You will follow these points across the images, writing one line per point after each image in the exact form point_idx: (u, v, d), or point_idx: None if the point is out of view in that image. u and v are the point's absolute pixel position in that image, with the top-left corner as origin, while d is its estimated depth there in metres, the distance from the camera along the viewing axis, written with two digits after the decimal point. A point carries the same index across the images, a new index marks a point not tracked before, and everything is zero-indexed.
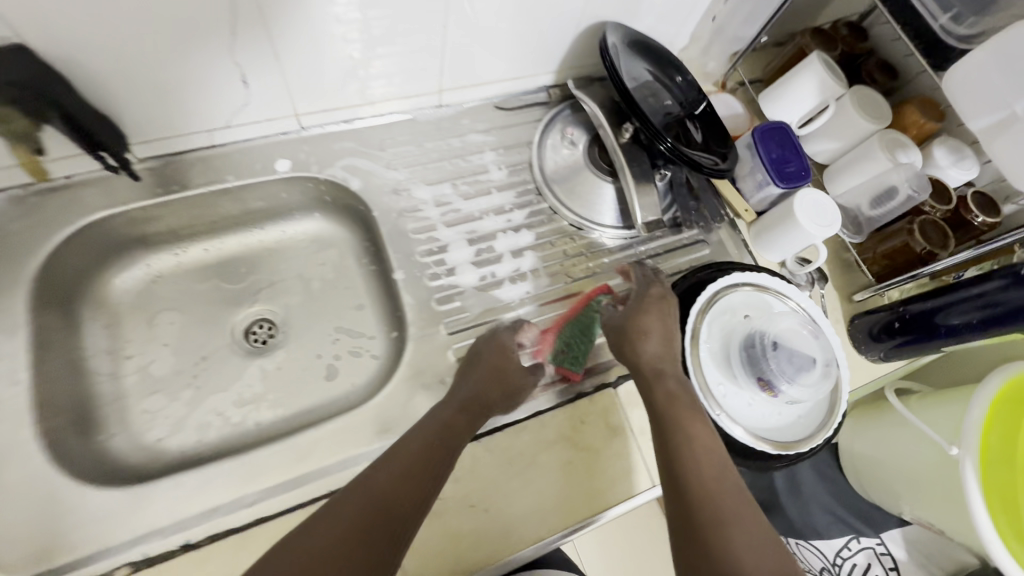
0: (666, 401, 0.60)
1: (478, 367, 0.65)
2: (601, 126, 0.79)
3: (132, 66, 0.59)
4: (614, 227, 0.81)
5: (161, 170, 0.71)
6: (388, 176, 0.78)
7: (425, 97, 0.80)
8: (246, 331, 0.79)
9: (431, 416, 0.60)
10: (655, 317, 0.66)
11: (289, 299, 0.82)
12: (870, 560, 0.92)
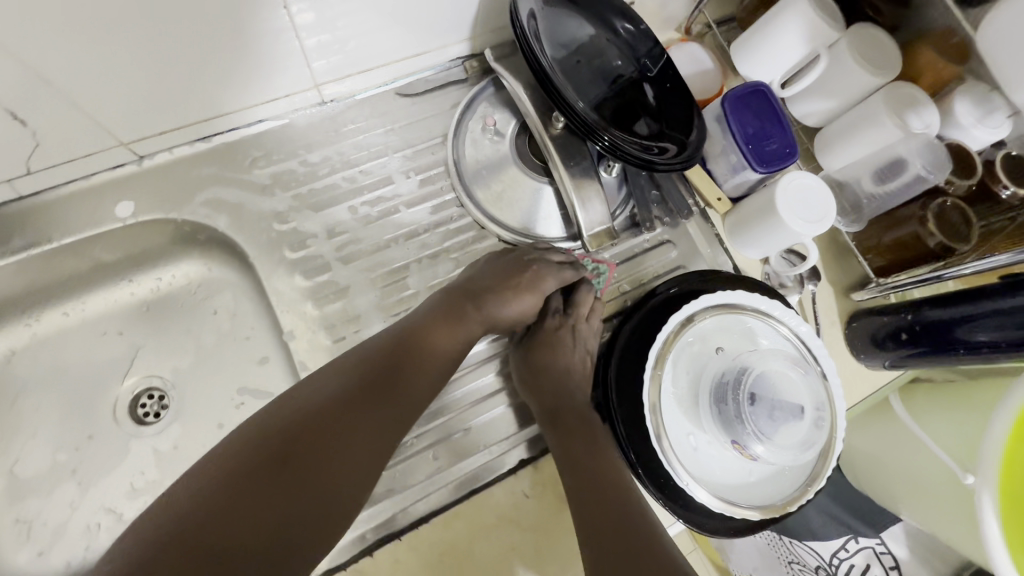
0: (575, 438, 0.56)
1: (500, 280, 0.58)
2: (527, 113, 0.61)
3: None
4: (558, 239, 0.66)
5: None
6: (264, 206, 0.62)
7: (298, 96, 0.61)
8: (132, 406, 0.66)
9: (398, 327, 0.53)
10: (556, 340, 0.62)
11: (178, 361, 0.68)
12: (869, 561, 0.80)
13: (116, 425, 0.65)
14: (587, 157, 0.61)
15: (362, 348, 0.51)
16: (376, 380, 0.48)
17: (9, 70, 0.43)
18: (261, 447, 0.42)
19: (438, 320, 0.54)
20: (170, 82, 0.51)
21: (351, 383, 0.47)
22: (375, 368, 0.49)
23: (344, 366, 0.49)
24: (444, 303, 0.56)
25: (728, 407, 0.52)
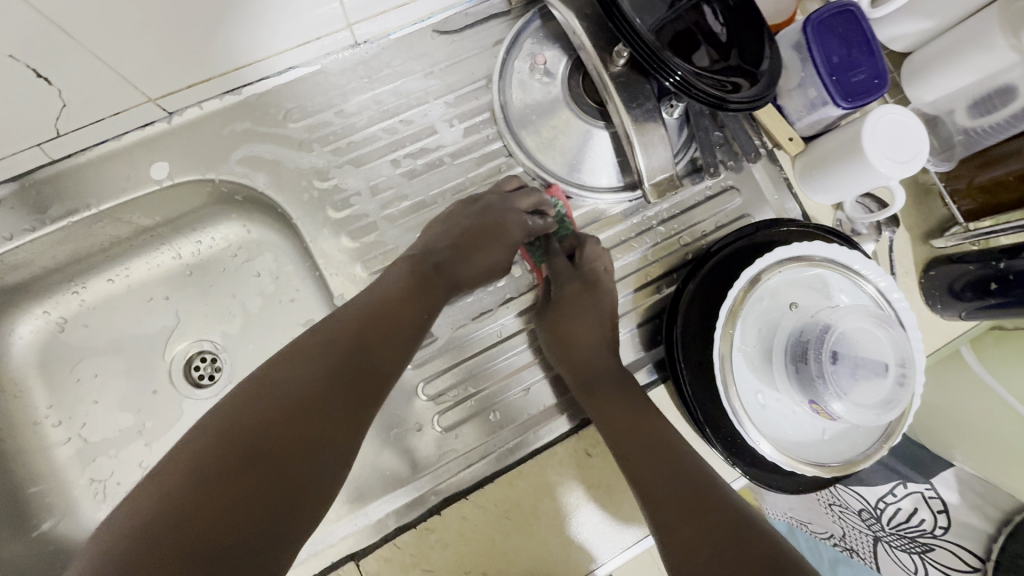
0: (610, 402, 0.55)
1: (462, 247, 0.54)
2: (582, 47, 0.55)
3: None
4: (613, 189, 0.61)
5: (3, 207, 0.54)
6: (303, 162, 0.58)
7: (330, 39, 0.56)
8: (187, 367, 0.67)
9: (356, 307, 0.48)
10: (569, 306, 0.59)
11: (227, 325, 0.68)
12: (918, 506, 0.69)
13: (173, 388, 0.66)
14: (650, 96, 0.55)
15: (320, 330, 0.47)
16: (337, 371, 0.44)
17: (28, 20, 0.38)
18: (216, 452, 0.38)
19: (402, 296, 0.50)
20: (200, 31, 0.47)
21: (311, 374, 0.43)
22: (335, 357, 0.45)
23: (303, 355, 0.44)
24: (413, 277, 0.51)
25: (806, 365, 0.50)
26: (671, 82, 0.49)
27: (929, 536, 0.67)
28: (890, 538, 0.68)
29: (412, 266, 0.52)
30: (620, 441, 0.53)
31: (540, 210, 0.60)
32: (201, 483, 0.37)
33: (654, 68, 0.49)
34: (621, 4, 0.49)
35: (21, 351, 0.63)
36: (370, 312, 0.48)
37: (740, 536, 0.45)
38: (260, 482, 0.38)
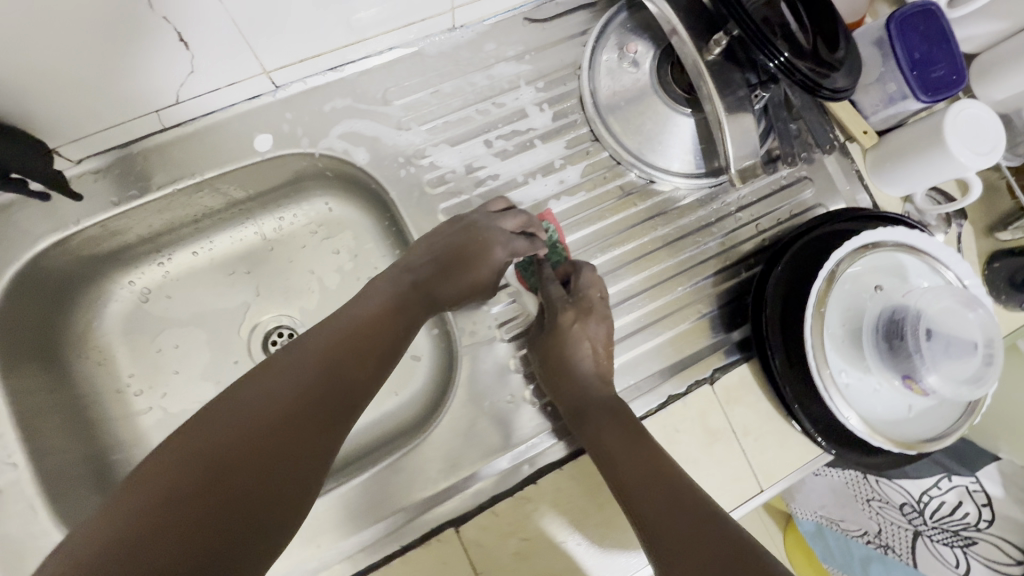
0: (600, 424, 0.52)
1: (443, 274, 0.53)
2: (675, 33, 0.57)
3: (17, 54, 0.39)
4: (695, 175, 0.63)
5: (109, 174, 0.55)
6: (401, 140, 0.59)
7: (432, 21, 0.58)
8: (265, 342, 0.67)
9: (332, 328, 0.47)
10: (569, 337, 0.55)
11: (305, 301, 0.68)
12: (961, 499, 0.73)
13: (254, 361, 0.66)
14: (743, 83, 0.58)
15: (295, 350, 0.45)
16: (310, 395, 0.42)
17: None
18: (174, 472, 0.35)
19: (378, 321, 0.49)
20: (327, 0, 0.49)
21: (281, 397, 0.41)
22: (309, 380, 0.43)
23: (273, 375, 0.43)
24: (388, 303, 0.50)
25: (902, 343, 0.52)
26: (777, 63, 0.51)
27: (971, 529, 0.72)
28: (931, 531, 0.73)
29: (391, 290, 0.51)
30: (615, 464, 0.49)
31: (530, 232, 0.57)
32: (159, 517, 0.33)
33: (762, 49, 0.51)
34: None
35: (108, 319, 0.63)
36: (346, 334, 0.47)
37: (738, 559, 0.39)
38: (219, 507, 0.35)
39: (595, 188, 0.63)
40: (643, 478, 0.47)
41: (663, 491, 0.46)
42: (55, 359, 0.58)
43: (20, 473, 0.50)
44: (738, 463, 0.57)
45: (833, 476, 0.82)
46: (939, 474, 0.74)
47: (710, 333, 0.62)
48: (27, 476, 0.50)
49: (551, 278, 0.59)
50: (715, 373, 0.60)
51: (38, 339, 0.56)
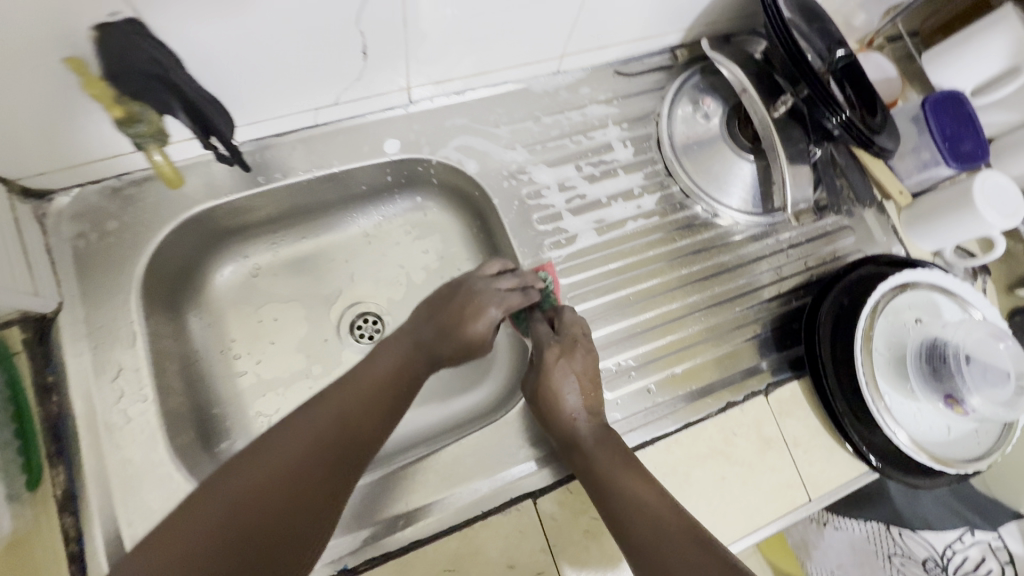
0: (591, 450, 0.53)
1: (440, 335, 0.54)
2: (746, 92, 0.68)
3: (247, 45, 0.49)
4: (753, 213, 0.73)
5: (260, 156, 0.63)
6: (506, 157, 0.69)
7: (543, 64, 0.70)
8: (352, 325, 0.73)
9: (345, 390, 0.48)
10: (555, 375, 0.56)
11: (393, 292, 0.75)
12: (984, 556, 0.70)
13: (342, 341, 0.72)
14: (802, 138, 0.68)
15: (309, 413, 0.47)
16: (323, 459, 0.45)
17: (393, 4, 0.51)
18: (203, 555, 0.38)
19: (388, 382, 0.51)
20: (473, 36, 0.60)
21: (308, 453, 0.44)
22: (324, 442, 0.45)
23: (288, 439, 0.44)
24: (392, 364, 0.52)
25: (944, 365, 0.60)
26: (838, 121, 0.62)
27: None
28: None
29: (395, 349, 0.53)
30: (606, 492, 0.50)
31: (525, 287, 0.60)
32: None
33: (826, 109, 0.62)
34: (809, 59, 0.61)
35: (219, 287, 0.69)
36: (368, 390, 0.49)
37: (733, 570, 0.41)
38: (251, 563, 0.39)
39: (666, 216, 0.72)
40: (631, 503, 0.48)
41: (653, 515, 0.47)
42: (176, 314, 0.64)
43: (145, 404, 0.54)
44: (789, 471, 0.62)
45: (852, 531, 0.77)
46: (961, 528, 0.71)
47: (764, 352, 0.68)
48: (149, 407, 0.55)
49: (542, 322, 0.62)
50: (769, 386, 0.66)
51: (167, 292, 0.63)
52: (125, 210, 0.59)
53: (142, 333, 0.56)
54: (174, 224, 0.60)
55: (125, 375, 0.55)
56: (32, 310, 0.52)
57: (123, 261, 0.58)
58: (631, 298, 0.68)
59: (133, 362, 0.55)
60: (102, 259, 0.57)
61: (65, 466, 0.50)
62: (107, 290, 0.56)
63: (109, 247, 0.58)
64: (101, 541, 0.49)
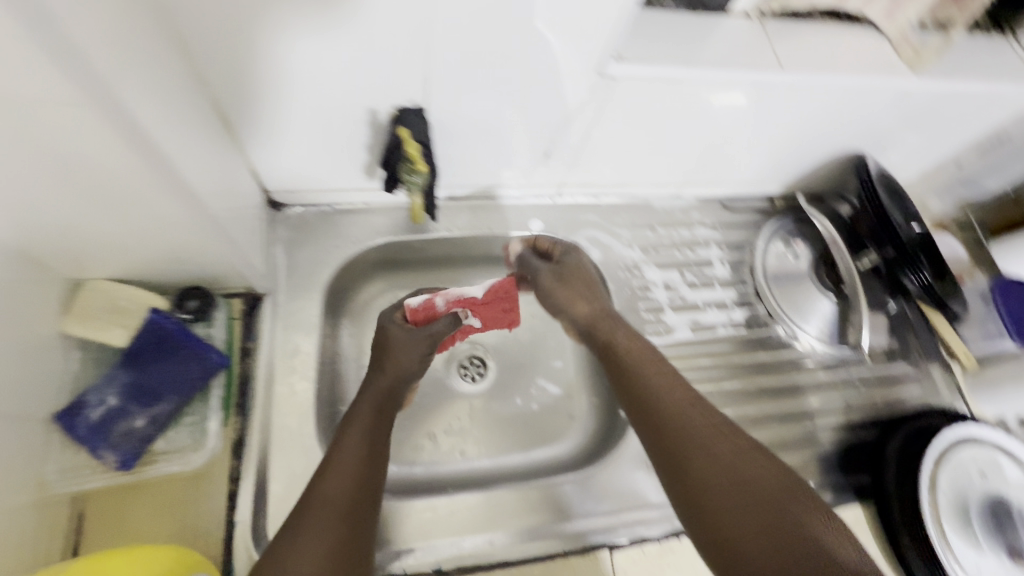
0: (643, 374, 0.60)
1: (385, 400, 0.60)
2: (835, 242, 0.82)
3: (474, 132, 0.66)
4: (827, 344, 0.82)
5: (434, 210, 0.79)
6: (624, 253, 0.83)
7: (668, 188, 0.86)
8: (459, 364, 0.83)
9: (339, 459, 0.53)
10: (574, 292, 0.68)
11: (500, 343, 0.86)
12: None
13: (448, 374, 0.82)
14: (880, 290, 0.80)
15: (321, 483, 0.51)
16: (346, 502, 0.50)
17: (583, 126, 0.68)
18: None
19: (371, 423, 0.57)
20: (625, 157, 0.76)
21: (345, 486, 0.51)
22: (346, 493, 0.51)
23: (320, 508, 0.49)
24: (363, 425, 0.57)
25: (1007, 520, 0.66)
26: (917, 279, 0.76)
27: None
28: None
29: (369, 418, 0.57)
30: (655, 418, 0.57)
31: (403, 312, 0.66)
32: None
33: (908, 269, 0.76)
34: (897, 228, 0.77)
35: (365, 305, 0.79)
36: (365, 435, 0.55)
37: (780, 511, 0.48)
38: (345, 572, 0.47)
39: (750, 330, 0.82)
40: (694, 445, 0.54)
41: (710, 455, 0.53)
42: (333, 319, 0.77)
43: (308, 384, 0.63)
44: None
45: None
46: None
47: (831, 472, 0.74)
48: (309, 388, 0.63)
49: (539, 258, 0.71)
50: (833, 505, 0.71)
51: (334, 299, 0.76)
52: (326, 228, 0.73)
53: (317, 326, 0.67)
54: (356, 247, 0.73)
55: (297, 358, 0.65)
56: (253, 289, 0.65)
57: (314, 269, 0.71)
58: (713, 393, 0.76)
59: (305, 346, 0.66)
60: (300, 262, 0.70)
61: (244, 421, 0.59)
62: (301, 288, 0.69)
63: (308, 254, 0.71)
64: (251, 489, 0.57)
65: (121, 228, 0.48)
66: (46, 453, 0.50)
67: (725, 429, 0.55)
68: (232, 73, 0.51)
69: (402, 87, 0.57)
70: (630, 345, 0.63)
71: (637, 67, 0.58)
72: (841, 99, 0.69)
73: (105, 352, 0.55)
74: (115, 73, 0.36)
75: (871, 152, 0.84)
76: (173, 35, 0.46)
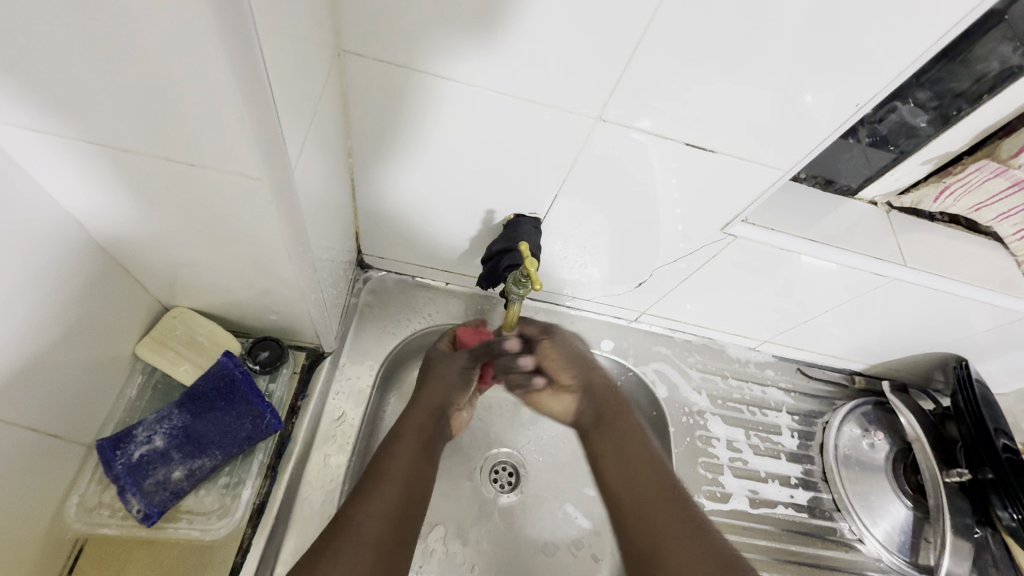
0: (631, 464, 0.63)
1: (422, 431, 0.60)
2: (920, 443, 0.74)
3: (574, 244, 0.65)
4: (899, 558, 0.73)
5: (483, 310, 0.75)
6: (691, 397, 0.79)
7: (747, 340, 0.82)
8: (490, 470, 0.75)
9: (371, 497, 0.51)
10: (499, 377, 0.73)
11: (537, 455, 0.77)
12: None
13: (476, 475, 0.74)
14: (968, 514, 0.71)
15: (359, 513, 0.49)
16: (377, 530, 0.49)
17: (689, 268, 0.67)
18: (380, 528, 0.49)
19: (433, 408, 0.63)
20: (716, 300, 0.73)
21: (405, 451, 0.57)
22: (379, 523, 0.49)
23: (355, 530, 0.47)
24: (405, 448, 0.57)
25: None
26: (1018, 516, 0.67)
27: None
28: None
29: None
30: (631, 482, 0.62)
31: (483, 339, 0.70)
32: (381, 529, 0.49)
33: (1010, 502, 0.68)
34: (1004, 454, 0.70)
35: (416, 379, 0.73)
36: (420, 412, 0.62)
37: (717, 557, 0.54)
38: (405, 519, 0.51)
39: (812, 516, 0.75)
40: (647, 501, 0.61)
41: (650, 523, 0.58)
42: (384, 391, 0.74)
43: (345, 458, 0.59)
44: None
45: None
46: None
47: None
48: (345, 462, 0.59)
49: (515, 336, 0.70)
50: None
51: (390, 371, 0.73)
52: (403, 298, 0.72)
53: (367, 397, 0.64)
54: (428, 323, 0.72)
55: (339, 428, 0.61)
56: (322, 347, 0.62)
57: (380, 339, 0.69)
58: None
59: (353, 415, 0.62)
60: (368, 330, 0.69)
61: (271, 481, 0.54)
62: (363, 353, 0.67)
63: (377, 321, 0.70)
64: (255, 567, 0.50)
65: (235, 276, 0.48)
66: (73, 482, 0.47)
67: (676, 499, 0.60)
68: (379, 153, 0.53)
69: (529, 202, 0.58)
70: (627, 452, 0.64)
71: (761, 230, 0.60)
72: (956, 306, 0.67)
73: (166, 383, 0.54)
74: (301, 163, 0.37)
75: (971, 356, 0.80)
76: (344, 117, 0.49)
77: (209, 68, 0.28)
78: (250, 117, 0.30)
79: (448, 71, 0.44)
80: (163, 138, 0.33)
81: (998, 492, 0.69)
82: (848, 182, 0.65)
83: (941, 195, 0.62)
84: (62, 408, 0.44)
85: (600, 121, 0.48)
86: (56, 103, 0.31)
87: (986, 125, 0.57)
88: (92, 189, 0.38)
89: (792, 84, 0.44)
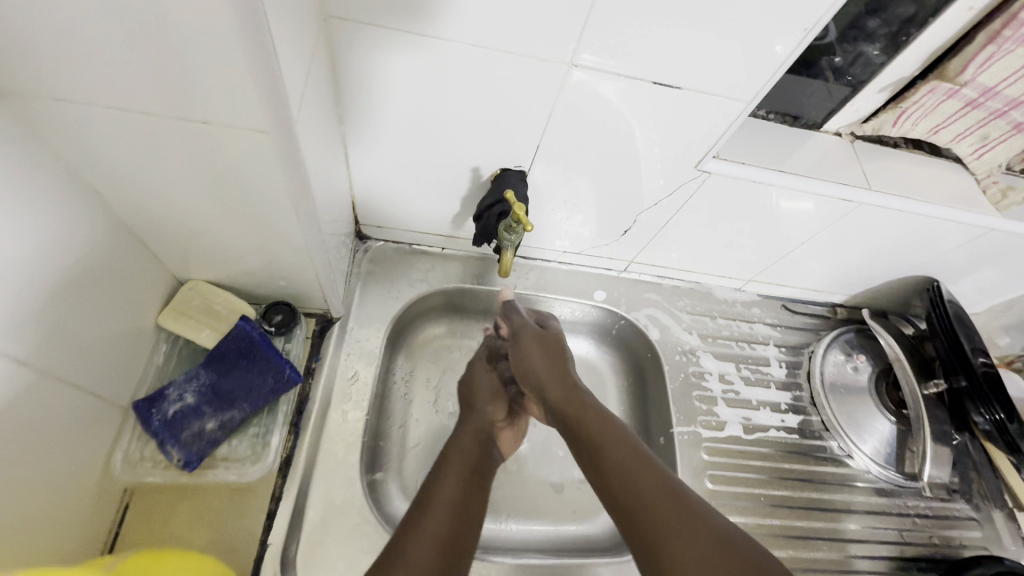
0: (606, 443, 0.57)
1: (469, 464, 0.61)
2: (897, 360, 0.79)
3: (558, 197, 0.68)
4: (887, 468, 0.78)
5: (479, 265, 0.78)
6: (683, 337, 0.83)
7: (731, 281, 0.86)
8: None
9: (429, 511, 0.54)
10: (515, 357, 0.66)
11: None
12: None
13: None
14: (947, 422, 0.76)
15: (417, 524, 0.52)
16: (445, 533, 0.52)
17: (670, 211, 0.70)
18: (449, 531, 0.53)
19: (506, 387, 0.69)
20: (699, 242, 0.77)
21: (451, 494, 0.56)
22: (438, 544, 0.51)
23: (422, 533, 0.52)
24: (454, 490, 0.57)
25: None
26: (989, 418, 0.74)
27: None
28: None
29: None
30: (599, 444, 0.57)
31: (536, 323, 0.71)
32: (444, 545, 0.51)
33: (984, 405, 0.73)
34: (978, 362, 0.74)
35: (423, 341, 0.77)
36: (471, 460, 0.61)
37: (689, 514, 0.49)
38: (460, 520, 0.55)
39: (803, 437, 0.80)
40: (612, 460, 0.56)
41: (627, 457, 0.55)
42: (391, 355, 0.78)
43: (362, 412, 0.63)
44: None
45: None
46: None
47: None
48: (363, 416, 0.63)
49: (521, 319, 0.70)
50: None
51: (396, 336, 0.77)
52: (402, 264, 0.76)
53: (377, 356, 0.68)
54: (427, 286, 0.75)
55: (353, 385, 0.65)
56: (330, 311, 0.65)
57: (384, 303, 0.72)
58: (761, 497, 0.74)
59: (366, 373, 0.66)
60: (372, 295, 0.72)
61: (296, 434, 0.58)
62: (369, 316, 0.71)
63: (380, 286, 0.73)
64: (291, 508, 0.55)
65: (244, 241, 0.51)
66: (117, 439, 0.52)
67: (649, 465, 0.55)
68: (369, 118, 0.56)
69: (514, 156, 0.61)
70: (613, 450, 0.56)
71: (733, 164, 0.63)
72: (924, 226, 0.71)
73: (188, 350, 0.58)
74: (301, 118, 0.40)
75: (944, 278, 0.84)
76: (333, 84, 0.52)
77: (215, 27, 0.31)
78: (256, 74, 0.33)
79: (428, 29, 0.47)
80: (175, 99, 0.36)
81: (971, 397, 0.75)
82: (814, 116, 0.68)
83: (899, 119, 0.67)
84: (99, 370, 0.48)
85: (572, 67, 0.51)
86: (76, 71, 0.34)
87: (937, 47, 0.61)
88: (109, 158, 0.41)
89: (748, 17, 0.47)
